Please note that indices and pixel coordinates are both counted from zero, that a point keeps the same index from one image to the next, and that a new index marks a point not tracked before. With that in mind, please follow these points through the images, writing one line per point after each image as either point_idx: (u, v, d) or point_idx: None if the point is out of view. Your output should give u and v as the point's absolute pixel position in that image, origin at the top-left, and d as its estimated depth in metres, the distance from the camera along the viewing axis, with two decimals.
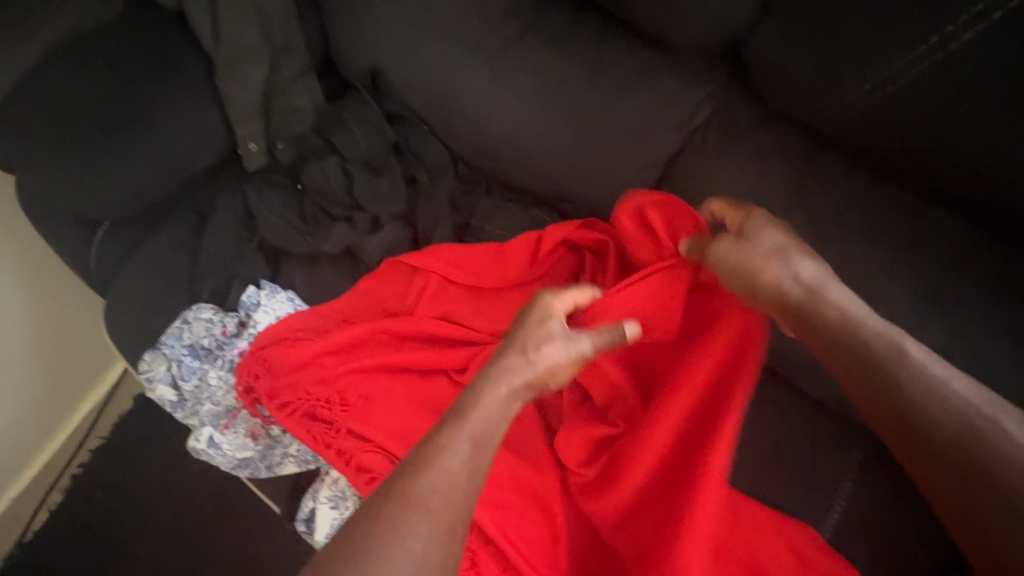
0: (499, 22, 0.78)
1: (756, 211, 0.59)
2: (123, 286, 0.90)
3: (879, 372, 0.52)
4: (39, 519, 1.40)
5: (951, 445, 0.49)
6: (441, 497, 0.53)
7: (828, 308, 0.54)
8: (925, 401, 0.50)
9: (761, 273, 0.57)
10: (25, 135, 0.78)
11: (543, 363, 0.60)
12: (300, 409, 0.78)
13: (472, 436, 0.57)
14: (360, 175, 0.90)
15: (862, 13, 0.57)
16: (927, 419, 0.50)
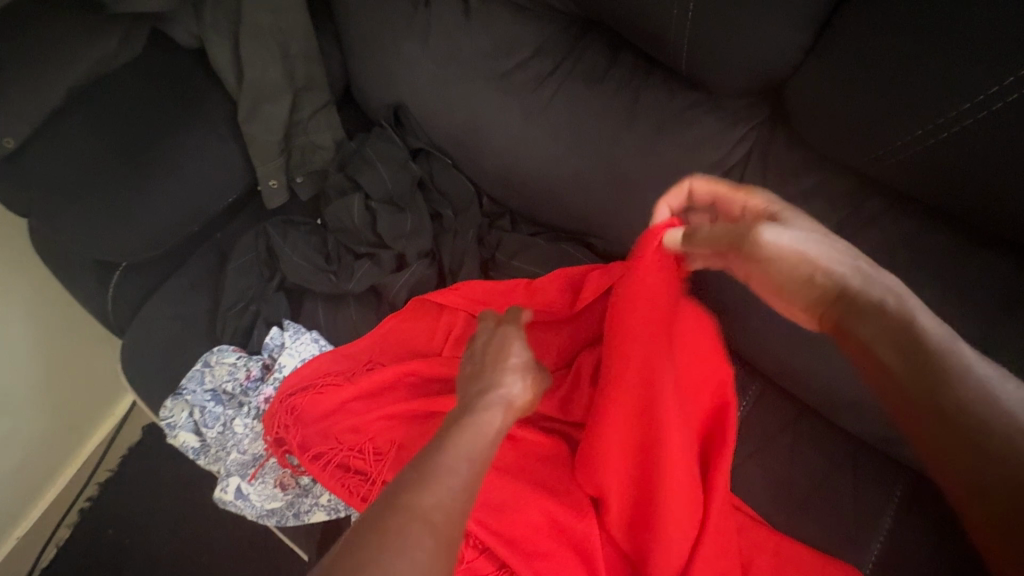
0: (530, 61, 0.80)
1: (762, 189, 0.59)
2: (145, 328, 0.89)
3: (899, 338, 0.41)
4: (48, 554, 1.36)
5: (985, 418, 0.37)
6: (444, 513, 0.46)
7: None
8: (942, 370, 0.39)
9: (757, 243, 0.49)
10: (46, 179, 0.76)
11: (505, 389, 0.64)
12: (334, 460, 0.76)
13: (474, 457, 0.52)
14: (384, 211, 0.88)
15: (897, 71, 0.58)
16: (971, 390, 0.38)
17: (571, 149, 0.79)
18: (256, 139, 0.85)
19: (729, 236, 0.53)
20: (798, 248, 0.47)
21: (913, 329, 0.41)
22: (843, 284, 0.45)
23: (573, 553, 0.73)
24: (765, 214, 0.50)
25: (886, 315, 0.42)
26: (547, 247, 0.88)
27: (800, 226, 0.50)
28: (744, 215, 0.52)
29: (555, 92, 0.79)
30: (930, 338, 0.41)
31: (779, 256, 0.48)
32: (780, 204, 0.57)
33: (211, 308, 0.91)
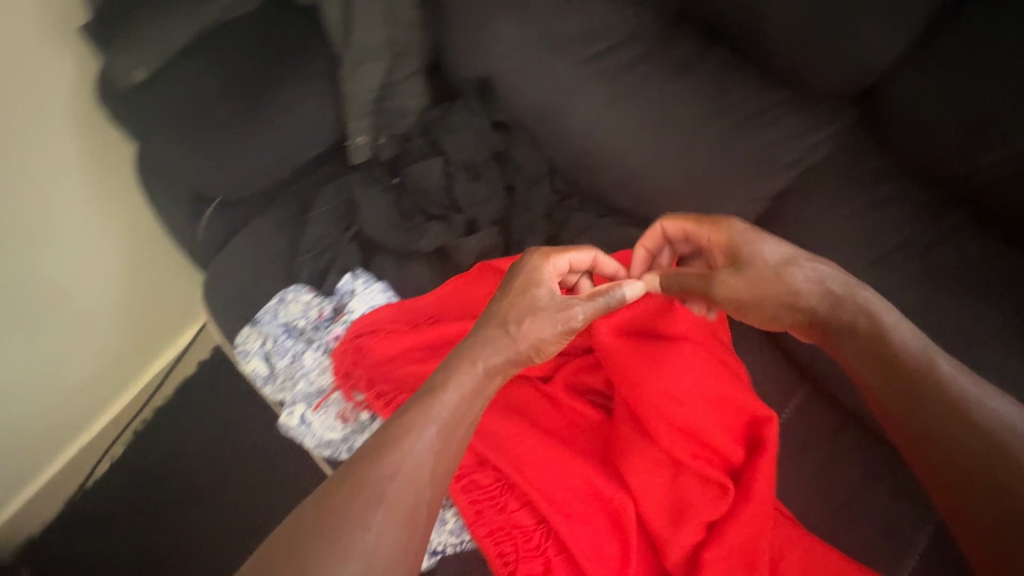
0: (621, 50, 0.82)
1: (733, 223, 0.69)
2: (227, 260, 0.96)
3: (898, 374, 0.57)
4: (101, 469, 1.49)
5: (974, 425, 0.52)
6: (403, 483, 0.54)
7: (856, 317, 0.61)
8: (920, 392, 0.55)
9: (784, 281, 0.64)
10: (164, 113, 0.84)
11: (524, 340, 0.64)
12: (396, 400, 0.81)
13: (441, 421, 0.58)
14: (462, 177, 0.93)
15: (994, 89, 0.63)
16: (946, 407, 0.54)
17: (649, 139, 0.81)
18: (352, 96, 0.91)
19: (748, 279, 0.66)
20: (817, 282, 0.64)
21: (903, 358, 0.57)
22: (839, 310, 0.62)
23: (609, 519, 0.75)
24: (767, 253, 0.66)
25: (892, 353, 0.58)
26: (613, 229, 0.91)
27: (808, 260, 0.65)
28: (751, 253, 0.66)
29: (640, 79, 0.82)
30: (920, 362, 0.56)
31: (802, 292, 0.64)
32: (742, 230, 0.68)
33: (288, 251, 0.96)
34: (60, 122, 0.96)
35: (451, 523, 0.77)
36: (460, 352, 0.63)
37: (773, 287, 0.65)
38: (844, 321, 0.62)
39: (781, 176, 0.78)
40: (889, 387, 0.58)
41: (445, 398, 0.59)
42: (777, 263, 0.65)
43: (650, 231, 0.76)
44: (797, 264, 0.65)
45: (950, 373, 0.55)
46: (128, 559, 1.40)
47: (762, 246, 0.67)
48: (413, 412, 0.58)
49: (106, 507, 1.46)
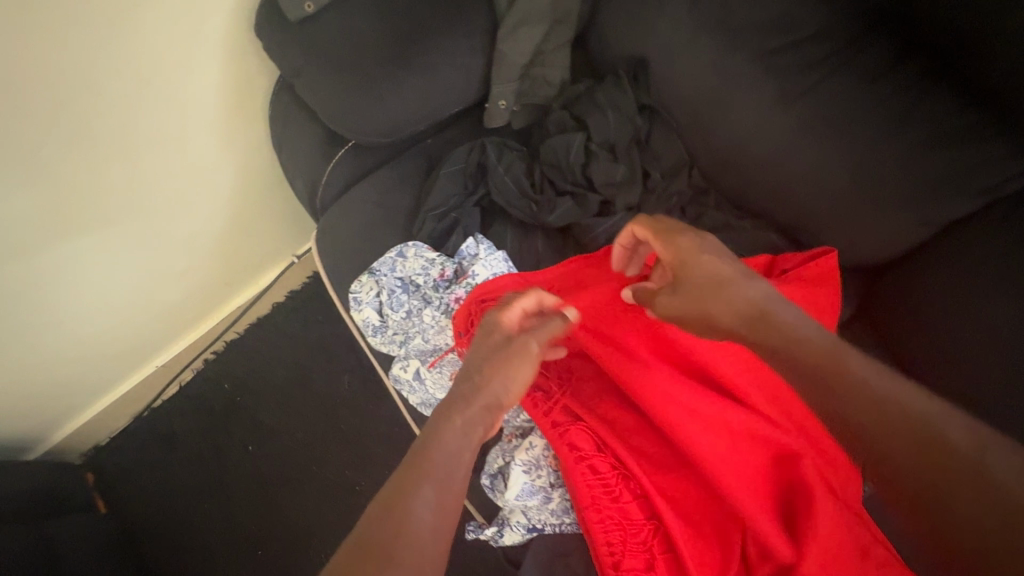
0: (805, 47, 0.77)
1: (681, 236, 0.66)
2: (350, 206, 0.96)
3: (800, 364, 0.53)
4: (170, 391, 1.54)
5: (876, 408, 0.48)
6: (420, 542, 0.52)
7: (772, 327, 0.56)
8: (877, 401, 0.48)
9: (709, 298, 0.61)
10: (324, 52, 0.84)
11: (499, 383, 0.65)
12: None
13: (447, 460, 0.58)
14: (602, 156, 0.90)
15: None
16: (901, 401, 0.47)
17: (821, 143, 0.77)
18: (505, 58, 0.88)
19: (687, 284, 0.63)
20: (743, 296, 0.59)
21: (806, 351, 0.53)
22: (761, 326, 0.57)
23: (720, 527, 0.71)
24: (718, 267, 0.62)
25: (793, 344, 0.54)
26: (752, 232, 0.88)
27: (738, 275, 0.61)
28: (697, 264, 0.63)
29: (821, 80, 0.76)
30: (828, 356, 0.52)
31: (732, 298, 0.60)
32: (699, 244, 0.65)
33: (412, 206, 0.96)
34: (210, 46, 0.98)
35: (555, 503, 0.76)
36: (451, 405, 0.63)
37: (708, 292, 0.61)
38: (771, 330, 0.56)
39: (966, 203, 0.72)
40: (796, 379, 0.54)
41: (441, 450, 0.59)
42: (700, 274, 0.63)
43: (626, 231, 0.73)
44: (727, 279, 0.61)
45: (860, 364, 0.51)
46: (193, 475, 1.49)
47: (690, 254, 0.64)
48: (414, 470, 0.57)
49: (172, 429, 1.52)
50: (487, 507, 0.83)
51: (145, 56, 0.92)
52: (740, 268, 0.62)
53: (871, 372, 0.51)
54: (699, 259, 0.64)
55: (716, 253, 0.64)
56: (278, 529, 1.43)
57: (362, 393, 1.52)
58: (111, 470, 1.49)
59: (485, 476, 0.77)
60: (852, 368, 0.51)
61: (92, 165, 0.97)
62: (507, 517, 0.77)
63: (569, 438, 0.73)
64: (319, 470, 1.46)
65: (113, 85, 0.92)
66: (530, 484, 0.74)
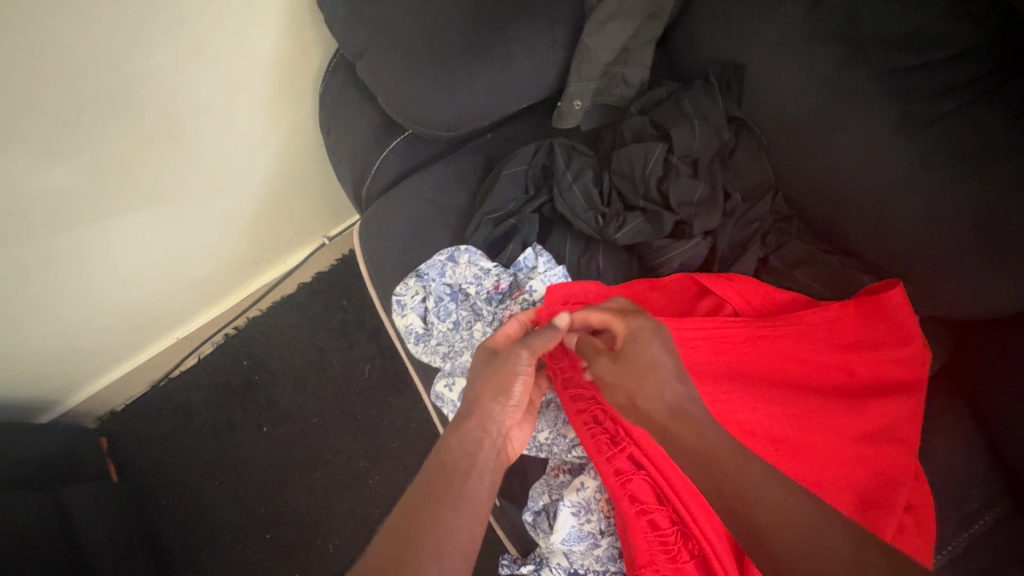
0: (937, 72, 0.68)
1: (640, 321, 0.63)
2: (398, 201, 0.89)
3: (709, 464, 0.53)
4: (189, 362, 1.50)
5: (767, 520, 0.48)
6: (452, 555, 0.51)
7: (691, 429, 0.56)
8: (777, 510, 0.49)
9: (644, 386, 0.60)
10: (393, 33, 0.76)
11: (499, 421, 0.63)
12: (583, 413, 0.70)
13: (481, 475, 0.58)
14: (682, 171, 0.81)
15: None
16: (803, 513, 0.48)
17: (944, 183, 0.68)
18: (590, 53, 0.79)
19: (623, 367, 0.62)
20: (671, 396, 0.59)
21: (719, 454, 0.53)
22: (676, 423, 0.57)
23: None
24: (640, 356, 0.61)
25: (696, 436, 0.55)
26: (842, 271, 0.79)
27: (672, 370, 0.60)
28: (634, 352, 0.62)
29: (955, 110, 0.67)
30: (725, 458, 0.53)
31: (657, 398, 0.59)
32: (651, 334, 0.62)
33: (467, 206, 0.89)
34: (265, 13, 0.90)
35: (601, 549, 0.70)
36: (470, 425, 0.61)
37: (640, 384, 0.60)
38: (685, 434, 0.56)
39: None
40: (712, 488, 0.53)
41: (466, 468, 0.58)
42: (640, 365, 0.61)
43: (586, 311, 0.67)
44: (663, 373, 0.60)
45: (759, 466, 0.52)
46: (205, 452, 1.45)
47: (634, 344, 0.62)
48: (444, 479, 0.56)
49: (187, 402, 1.48)
50: (522, 539, 0.78)
51: (198, 20, 0.85)
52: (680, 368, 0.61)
53: (766, 475, 0.51)
54: (636, 348, 0.62)
55: (648, 346, 0.61)
56: (286, 515, 1.40)
57: (382, 384, 1.47)
58: (122, 437, 1.46)
59: (527, 513, 0.72)
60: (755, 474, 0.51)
61: (134, 134, 0.91)
62: (548, 557, 0.71)
63: (630, 490, 0.66)
64: (333, 458, 1.42)
65: (161, 50, 0.85)
66: (578, 527, 0.69)
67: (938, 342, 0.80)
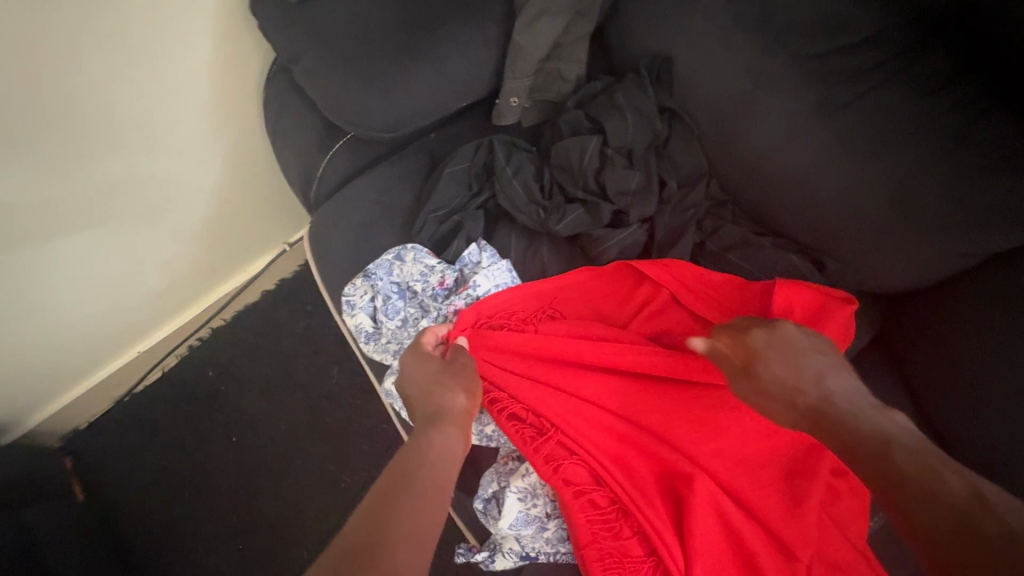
0: (848, 55, 0.71)
1: (785, 327, 0.63)
2: (344, 204, 0.90)
3: (868, 449, 0.50)
4: (152, 376, 1.49)
5: (935, 488, 0.45)
6: (409, 542, 0.47)
7: (862, 422, 0.52)
8: (935, 499, 0.44)
9: (818, 384, 0.57)
10: (323, 37, 0.77)
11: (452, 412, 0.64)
12: (513, 412, 0.75)
13: (436, 473, 0.55)
14: (617, 163, 0.84)
15: None
16: (964, 505, 0.43)
17: (860, 163, 0.70)
18: (522, 51, 0.81)
19: (793, 371, 0.59)
20: (830, 390, 0.57)
21: (867, 438, 0.51)
22: (826, 412, 0.55)
23: (735, 565, 0.70)
24: (792, 360, 0.59)
25: (856, 426, 0.52)
26: (772, 252, 0.81)
27: (827, 369, 0.58)
28: (774, 355, 0.60)
29: (866, 92, 0.70)
30: (887, 440, 0.50)
31: (816, 394, 0.57)
32: (773, 340, 0.62)
33: (412, 205, 0.90)
34: (201, 22, 0.91)
35: (550, 531, 0.73)
36: (429, 425, 0.62)
37: (794, 379, 0.58)
38: (851, 425, 0.53)
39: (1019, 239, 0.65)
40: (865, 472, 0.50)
41: (419, 464, 0.56)
42: (808, 368, 0.58)
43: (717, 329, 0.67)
44: (825, 373, 0.58)
45: (902, 451, 0.48)
46: (173, 465, 1.44)
47: (784, 341, 0.61)
48: (395, 480, 0.54)
49: (152, 416, 1.47)
50: (478, 527, 0.80)
51: (131, 31, 0.85)
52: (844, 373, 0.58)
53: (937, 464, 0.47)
54: (779, 358, 0.60)
55: (793, 353, 0.60)
56: (258, 523, 1.39)
57: (350, 387, 1.47)
58: (88, 455, 1.44)
59: (478, 500, 0.74)
60: (942, 475, 0.45)
61: (72, 148, 0.90)
62: (500, 543, 0.74)
63: (564, 476, 0.72)
64: (303, 464, 1.42)
65: (93, 62, 0.84)
66: (525, 511, 0.72)
67: (867, 317, 0.83)
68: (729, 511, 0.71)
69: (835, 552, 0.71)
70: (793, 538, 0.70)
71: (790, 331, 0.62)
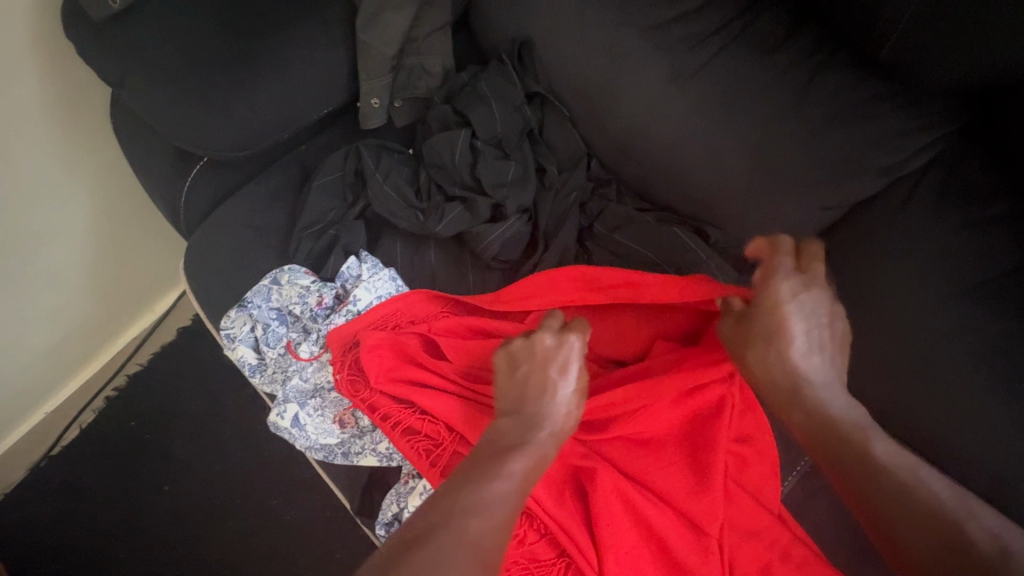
0: (688, 19, 0.70)
1: (780, 279, 0.57)
2: (212, 231, 0.84)
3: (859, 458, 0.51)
4: (70, 435, 1.30)
5: (912, 503, 0.48)
6: (496, 508, 0.53)
7: (806, 407, 0.55)
8: (921, 513, 0.47)
9: (763, 353, 0.57)
10: (146, 55, 0.71)
11: (559, 403, 0.62)
12: (405, 425, 0.71)
13: (531, 457, 0.58)
14: (489, 154, 0.81)
15: None
16: (928, 519, 0.47)
17: (717, 127, 0.69)
18: (370, 50, 0.78)
19: (749, 330, 0.58)
20: (789, 366, 0.56)
21: (839, 432, 0.53)
22: (799, 399, 0.56)
23: (650, 552, 0.69)
24: (791, 326, 0.56)
25: (831, 426, 0.53)
26: (656, 227, 0.79)
27: (802, 342, 0.56)
28: (774, 314, 0.56)
29: (713, 55, 0.69)
30: (858, 439, 0.52)
31: (773, 370, 0.57)
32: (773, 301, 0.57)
33: (287, 223, 0.85)
34: (24, 52, 0.84)
35: None
36: (526, 423, 0.60)
37: (757, 350, 0.58)
38: (799, 410, 0.56)
39: (871, 185, 0.66)
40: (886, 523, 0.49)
41: (473, 465, 0.57)
42: (772, 333, 0.57)
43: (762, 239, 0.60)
44: (794, 349, 0.56)
45: (885, 449, 0.51)
46: (101, 531, 1.25)
47: (773, 299, 0.57)
48: (488, 458, 0.57)
49: (72, 477, 1.28)
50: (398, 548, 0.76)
51: None
52: (814, 332, 0.56)
53: (939, 482, 0.49)
54: (767, 320, 0.57)
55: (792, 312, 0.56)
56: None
57: None
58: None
59: (379, 526, 0.72)
60: (923, 490, 0.48)
61: None
62: None
63: None
64: (244, 503, 1.26)
65: None
66: None
67: None
68: (637, 497, 0.69)
69: (748, 518, 0.71)
70: (704, 516, 0.68)
71: (800, 286, 0.57)
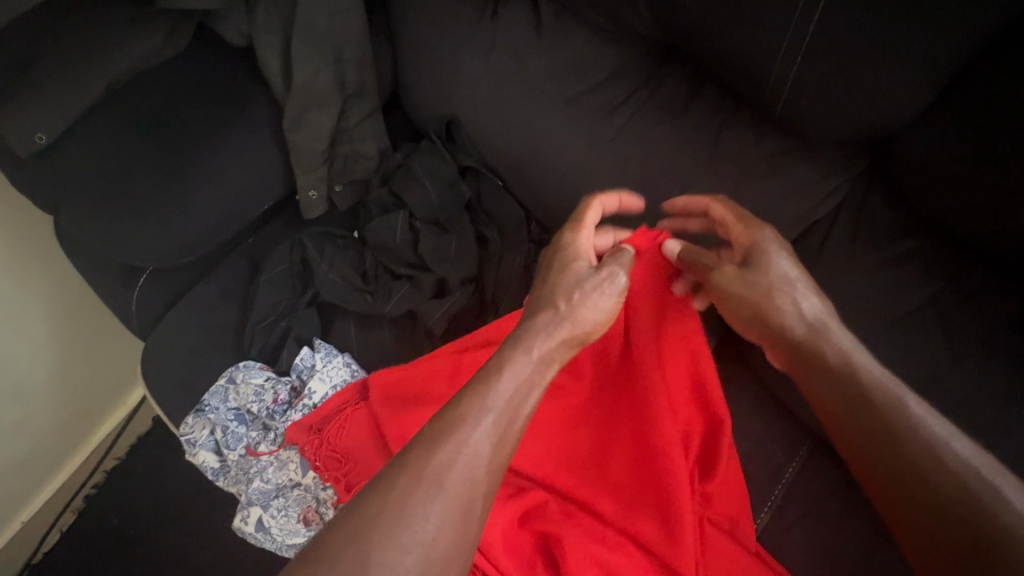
0: (596, 92, 0.74)
1: (760, 230, 0.59)
2: (165, 334, 0.84)
3: (859, 404, 0.49)
4: (51, 540, 1.26)
5: (913, 461, 0.45)
6: (458, 477, 0.46)
7: (827, 349, 0.52)
8: (927, 459, 0.45)
9: (773, 295, 0.55)
10: (79, 181, 0.73)
11: (586, 312, 0.56)
12: None
13: (498, 411, 0.49)
14: (428, 232, 0.83)
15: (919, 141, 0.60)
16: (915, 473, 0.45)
17: (639, 188, 0.72)
18: (300, 146, 0.81)
19: (747, 277, 0.57)
20: (801, 308, 0.54)
21: (837, 373, 0.51)
22: (817, 339, 0.53)
23: None
24: (775, 263, 0.56)
25: (846, 375, 0.50)
26: None
27: (798, 280, 0.56)
28: (766, 258, 0.57)
29: (625, 122, 0.73)
30: (881, 393, 0.48)
31: (785, 315, 0.55)
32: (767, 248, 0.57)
33: (240, 319, 0.86)
34: None
35: None
36: (511, 343, 0.54)
37: (761, 296, 0.56)
38: (812, 352, 0.53)
39: (789, 231, 0.69)
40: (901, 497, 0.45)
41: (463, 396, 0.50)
42: (776, 277, 0.56)
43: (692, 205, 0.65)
44: (795, 286, 0.55)
45: (914, 403, 0.47)
46: None
47: (766, 255, 0.57)
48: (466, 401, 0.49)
49: None
50: None
51: None
52: (809, 281, 0.56)
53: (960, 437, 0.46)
54: (767, 258, 0.57)
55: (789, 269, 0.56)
56: None
57: None
58: None
59: None
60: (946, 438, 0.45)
61: None
62: None
63: None
64: None
65: None
66: None
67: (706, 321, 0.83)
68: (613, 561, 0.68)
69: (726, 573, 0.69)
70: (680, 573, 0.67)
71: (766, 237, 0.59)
